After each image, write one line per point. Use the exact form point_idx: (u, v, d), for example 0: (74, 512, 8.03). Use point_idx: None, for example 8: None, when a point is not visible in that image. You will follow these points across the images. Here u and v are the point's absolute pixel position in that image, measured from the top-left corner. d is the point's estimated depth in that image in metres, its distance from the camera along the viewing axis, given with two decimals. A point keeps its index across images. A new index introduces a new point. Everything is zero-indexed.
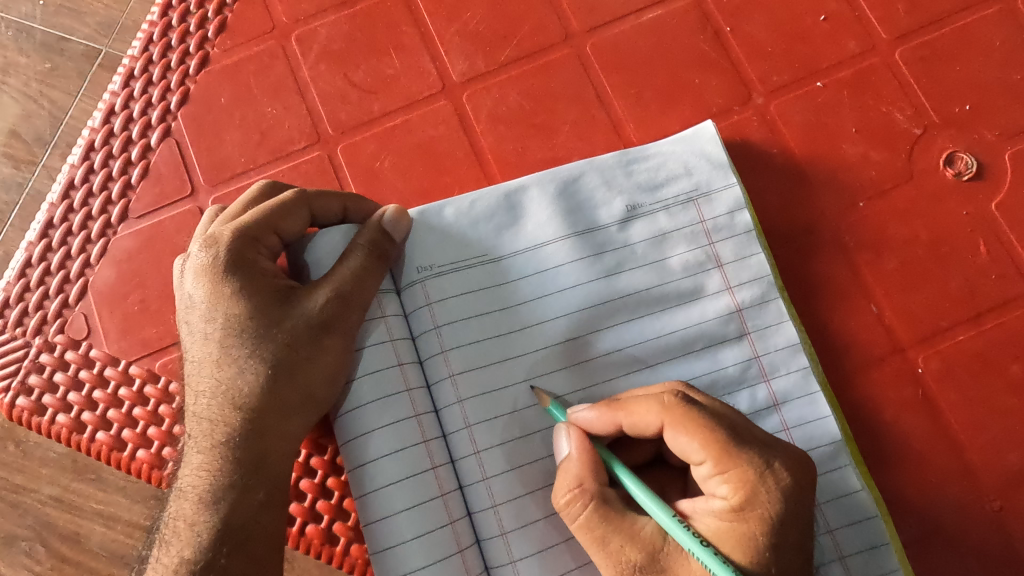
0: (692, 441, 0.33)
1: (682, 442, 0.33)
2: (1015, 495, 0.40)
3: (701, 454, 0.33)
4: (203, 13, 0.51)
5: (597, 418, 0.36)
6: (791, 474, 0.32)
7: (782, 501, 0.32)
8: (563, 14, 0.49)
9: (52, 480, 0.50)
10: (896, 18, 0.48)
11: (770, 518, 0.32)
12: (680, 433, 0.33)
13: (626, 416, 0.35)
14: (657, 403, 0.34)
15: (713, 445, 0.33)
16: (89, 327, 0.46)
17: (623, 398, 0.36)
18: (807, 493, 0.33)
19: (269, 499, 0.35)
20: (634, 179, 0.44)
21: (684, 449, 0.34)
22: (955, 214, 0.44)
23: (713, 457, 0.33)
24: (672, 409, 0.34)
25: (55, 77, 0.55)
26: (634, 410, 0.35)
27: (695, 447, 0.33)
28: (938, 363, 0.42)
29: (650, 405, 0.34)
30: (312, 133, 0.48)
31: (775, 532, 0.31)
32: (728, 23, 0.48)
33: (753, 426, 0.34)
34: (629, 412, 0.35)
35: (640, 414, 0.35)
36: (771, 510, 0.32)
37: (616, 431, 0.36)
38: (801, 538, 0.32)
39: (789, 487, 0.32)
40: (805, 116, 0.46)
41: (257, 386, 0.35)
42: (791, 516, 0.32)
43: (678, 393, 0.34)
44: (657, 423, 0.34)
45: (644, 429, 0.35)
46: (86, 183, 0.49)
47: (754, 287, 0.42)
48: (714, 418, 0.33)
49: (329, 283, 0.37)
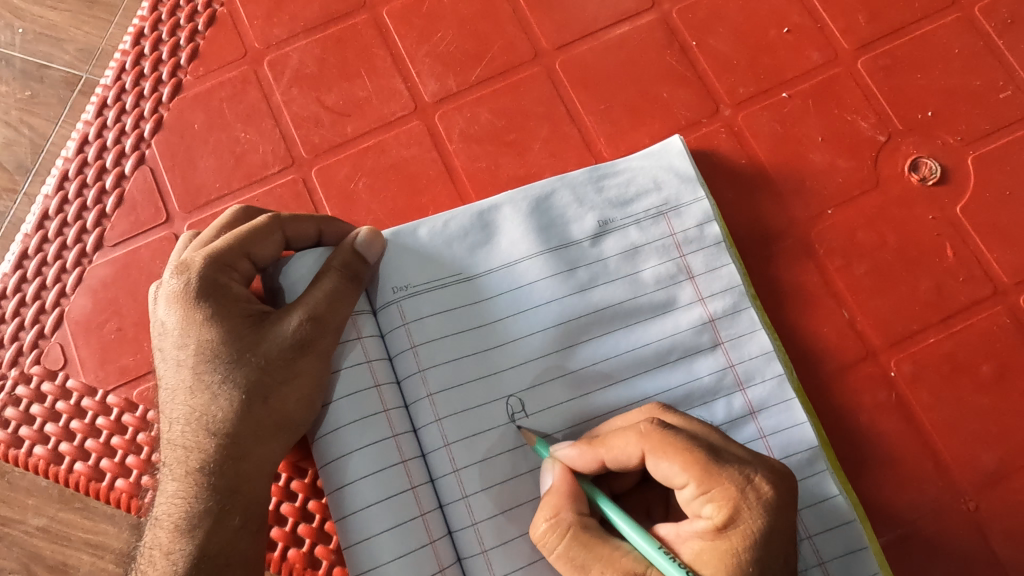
0: (673, 464, 0.33)
1: (664, 467, 0.34)
2: (990, 493, 0.40)
3: (683, 477, 0.33)
4: (176, 40, 0.52)
5: (579, 455, 0.36)
6: (773, 488, 0.33)
7: (765, 515, 0.32)
8: (532, 33, 0.50)
9: (39, 510, 0.48)
10: (857, 28, 0.49)
11: (753, 534, 0.32)
12: (660, 459, 0.34)
13: (607, 452, 0.36)
14: (635, 433, 0.35)
15: (693, 466, 0.33)
16: (66, 357, 0.46)
17: (604, 434, 0.36)
18: (789, 505, 0.33)
19: (245, 524, 0.36)
20: (605, 195, 0.44)
21: (666, 475, 0.34)
22: (922, 218, 0.45)
23: (695, 477, 0.33)
24: (650, 436, 0.34)
25: (34, 104, 0.55)
26: (614, 444, 0.35)
27: (676, 470, 0.33)
28: (910, 366, 0.43)
29: (628, 436, 0.35)
30: (286, 157, 0.48)
31: (759, 547, 0.32)
32: (693, 38, 0.49)
33: (730, 444, 0.35)
34: (609, 447, 0.35)
35: (620, 447, 0.35)
36: (754, 526, 0.32)
37: (599, 467, 0.36)
38: (784, 552, 0.32)
39: (770, 500, 0.32)
40: (772, 126, 0.47)
41: (231, 411, 0.35)
42: (776, 531, 0.32)
43: (655, 421, 0.35)
44: (638, 454, 0.34)
45: (626, 462, 0.35)
46: (61, 214, 0.49)
47: (726, 297, 0.43)
48: (693, 440, 0.34)
49: (301, 307, 0.37)
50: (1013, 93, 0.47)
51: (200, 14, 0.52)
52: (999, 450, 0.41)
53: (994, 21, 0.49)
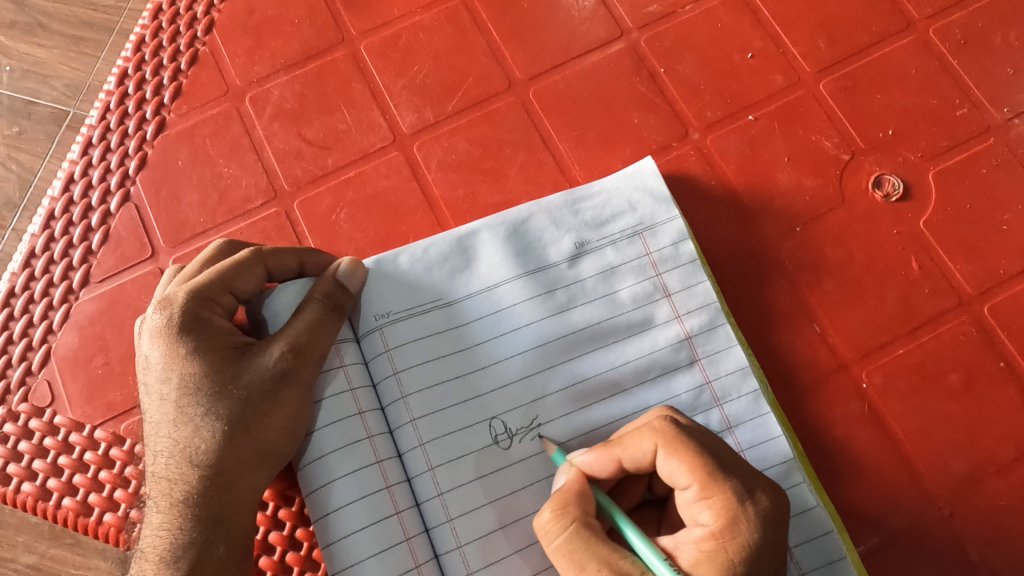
0: (681, 465, 0.34)
1: (671, 466, 0.34)
2: (963, 500, 0.41)
3: (688, 479, 0.34)
4: (160, 79, 0.53)
5: (597, 459, 0.37)
6: (771, 503, 0.33)
7: (760, 530, 0.33)
8: (506, 64, 0.52)
9: (29, 548, 0.47)
10: (818, 52, 0.51)
11: (747, 546, 0.32)
12: (670, 456, 0.35)
13: (623, 451, 0.36)
14: (650, 429, 0.35)
15: (700, 470, 0.34)
16: (53, 394, 0.47)
17: (619, 435, 0.37)
18: (782, 523, 0.34)
19: (230, 554, 0.37)
20: (581, 217, 0.46)
21: (672, 474, 0.35)
22: (888, 233, 0.46)
23: (700, 481, 0.34)
24: (664, 432, 0.35)
25: (22, 140, 0.57)
26: (629, 442, 0.36)
27: (682, 471, 0.34)
28: (881, 377, 0.44)
29: (643, 433, 0.36)
30: (269, 190, 0.49)
31: (751, 561, 0.32)
32: (662, 65, 0.51)
33: (738, 456, 0.36)
34: (625, 446, 0.36)
35: (636, 445, 0.36)
36: (749, 538, 0.32)
37: (616, 469, 0.37)
38: (775, 567, 0.33)
39: (768, 513, 0.33)
40: (740, 148, 0.49)
41: (214, 443, 0.36)
42: (768, 546, 0.33)
43: (669, 419, 0.36)
44: (650, 451, 0.35)
45: (639, 460, 0.36)
46: (48, 251, 0.50)
47: (702, 314, 0.44)
48: (703, 445, 0.35)
49: (283, 338, 0.38)
50: (969, 111, 0.49)
51: (183, 54, 0.53)
52: (970, 457, 0.42)
53: (949, 42, 0.51)
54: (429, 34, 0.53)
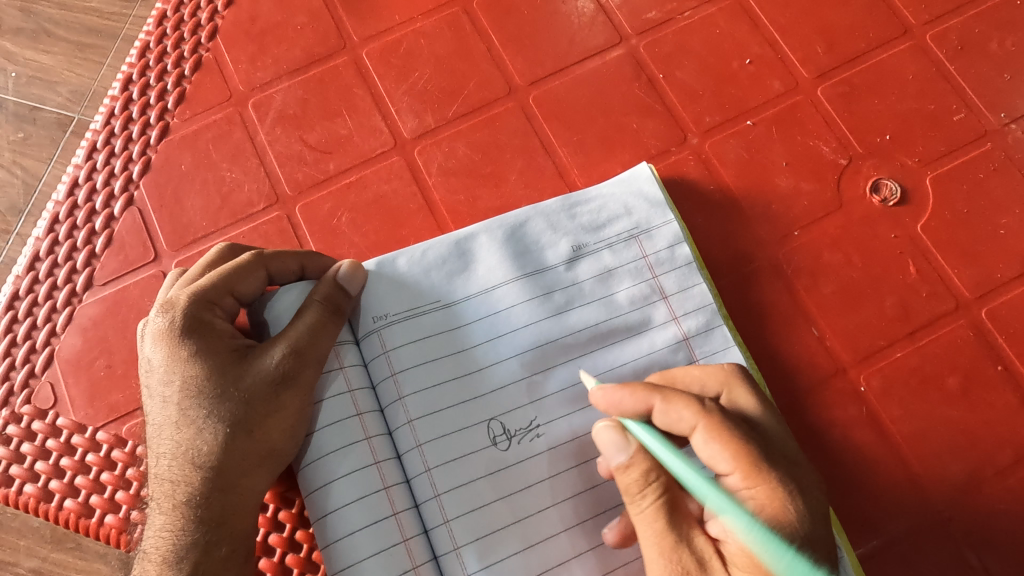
0: (724, 451, 0.34)
1: (712, 450, 0.35)
2: (961, 503, 0.41)
3: (730, 466, 0.34)
4: (163, 85, 0.53)
5: (630, 398, 0.36)
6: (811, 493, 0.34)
7: (807, 518, 0.33)
8: (506, 70, 0.52)
9: (30, 552, 0.47)
10: (816, 58, 0.51)
11: (798, 534, 0.33)
12: (711, 440, 0.35)
13: (662, 402, 0.36)
14: (697, 405, 0.36)
15: (743, 458, 0.34)
16: (56, 396, 0.47)
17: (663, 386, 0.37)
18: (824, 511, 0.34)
19: (231, 555, 0.37)
20: (578, 221, 0.46)
21: (713, 458, 0.35)
22: (885, 237, 0.47)
23: (743, 468, 0.34)
24: (710, 415, 0.35)
25: (27, 146, 0.57)
26: (674, 400, 0.36)
27: (724, 457, 0.34)
28: (879, 380, 0.44)
29: (689, 402, 0.36)
30: (271, 195, 0.50)
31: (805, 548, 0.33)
32: (660, 70, 0.52)
33: (779, 442, 0.36)
34: (668, 399, 0.36)
35: (677, 407, 0.36)
36: (799, 526, 0.33)
37: (644, 412, 0.36)
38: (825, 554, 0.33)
39: (811, 500, 0.34)
40: (739, 153, 0.49)
41: (216, 445, 0.36)
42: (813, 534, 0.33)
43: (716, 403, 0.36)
44: (690, 423, 0.36)
45: (676, 422, 0.36)
46: (52, 255, 0.50)
47: (699, 315, 0.44)
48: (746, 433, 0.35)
49: (284, 340, 0.38)
50: (967, 116, 0.49)
51: (187, 60, 0.54)
52: (968, 460, 0.42)
53: (946, 48, 0.51)
54: (429, 40, 0.53)
